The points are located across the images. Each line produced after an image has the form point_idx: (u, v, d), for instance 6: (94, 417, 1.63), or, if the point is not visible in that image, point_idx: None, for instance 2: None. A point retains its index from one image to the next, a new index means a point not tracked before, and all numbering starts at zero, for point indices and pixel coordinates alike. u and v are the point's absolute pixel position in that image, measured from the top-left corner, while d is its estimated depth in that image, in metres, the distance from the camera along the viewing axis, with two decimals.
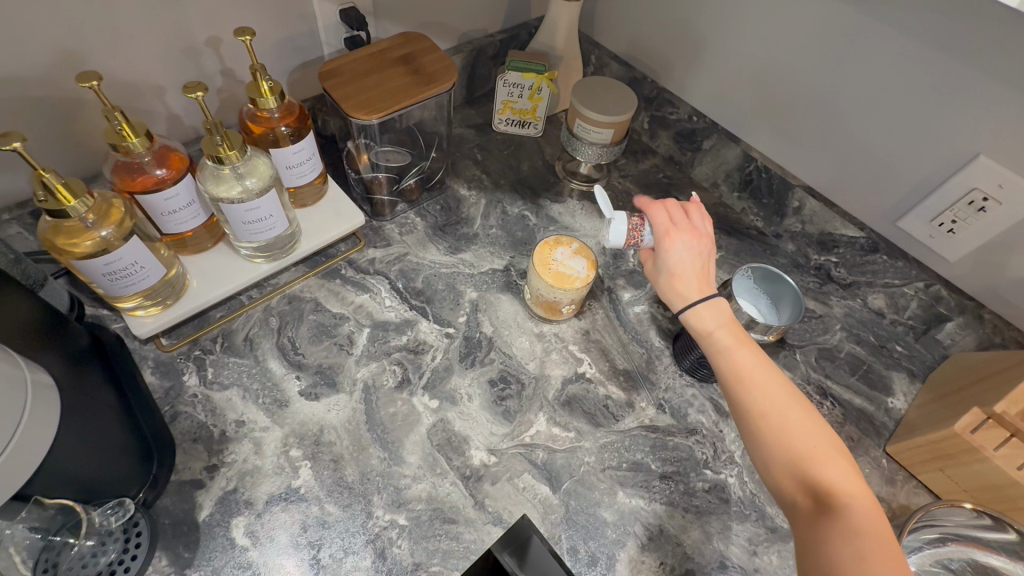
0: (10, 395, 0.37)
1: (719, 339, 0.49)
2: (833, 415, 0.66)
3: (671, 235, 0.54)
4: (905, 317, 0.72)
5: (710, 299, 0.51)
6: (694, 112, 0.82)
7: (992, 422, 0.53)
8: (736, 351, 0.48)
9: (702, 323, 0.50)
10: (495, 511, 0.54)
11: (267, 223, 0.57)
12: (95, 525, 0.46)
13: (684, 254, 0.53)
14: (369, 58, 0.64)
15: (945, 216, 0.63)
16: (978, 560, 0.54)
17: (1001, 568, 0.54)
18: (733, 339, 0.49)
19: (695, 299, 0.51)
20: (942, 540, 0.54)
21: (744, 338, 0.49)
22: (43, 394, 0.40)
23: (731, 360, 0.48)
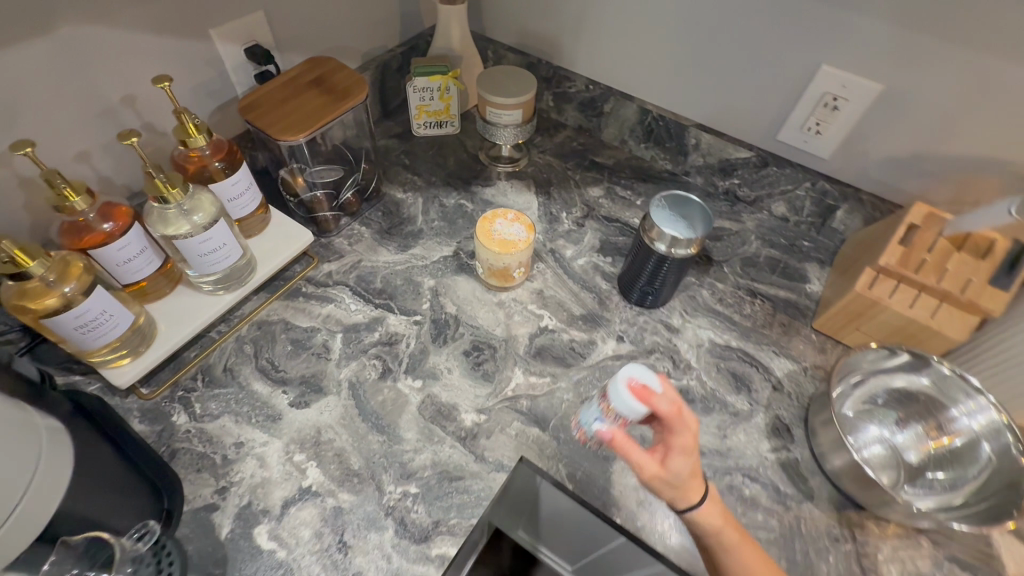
0: (24, 441, 0.39)
1: (723, 539, 0.49)
2: (765, 309, 0.75)
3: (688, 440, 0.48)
4: (804, 216, 0.83)
5: (712, 497, 0.49)
6: (589, 81, 0.91)
7: (882, 275, 0.63)
8: (739, 552, 0.49)
9: (712, 522, 0.49)
10: (495, 460, 0.60)
11: (222, 252, 0.59)
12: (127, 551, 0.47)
13: (690, 460, 0.48)
14: (281, 87, 0.68)
15: (810, 121, 0.74)
16: (891, 387, 0.62)
17: (909, 386, 0.61)
18: (740, 539, 0.49)
19: (694, 508, 0.48)
20: (862, 381, 0.63)
21: (743, 532, 0.50)
22: (56, 438, 0.42)
23: (735, 558, 0.48)
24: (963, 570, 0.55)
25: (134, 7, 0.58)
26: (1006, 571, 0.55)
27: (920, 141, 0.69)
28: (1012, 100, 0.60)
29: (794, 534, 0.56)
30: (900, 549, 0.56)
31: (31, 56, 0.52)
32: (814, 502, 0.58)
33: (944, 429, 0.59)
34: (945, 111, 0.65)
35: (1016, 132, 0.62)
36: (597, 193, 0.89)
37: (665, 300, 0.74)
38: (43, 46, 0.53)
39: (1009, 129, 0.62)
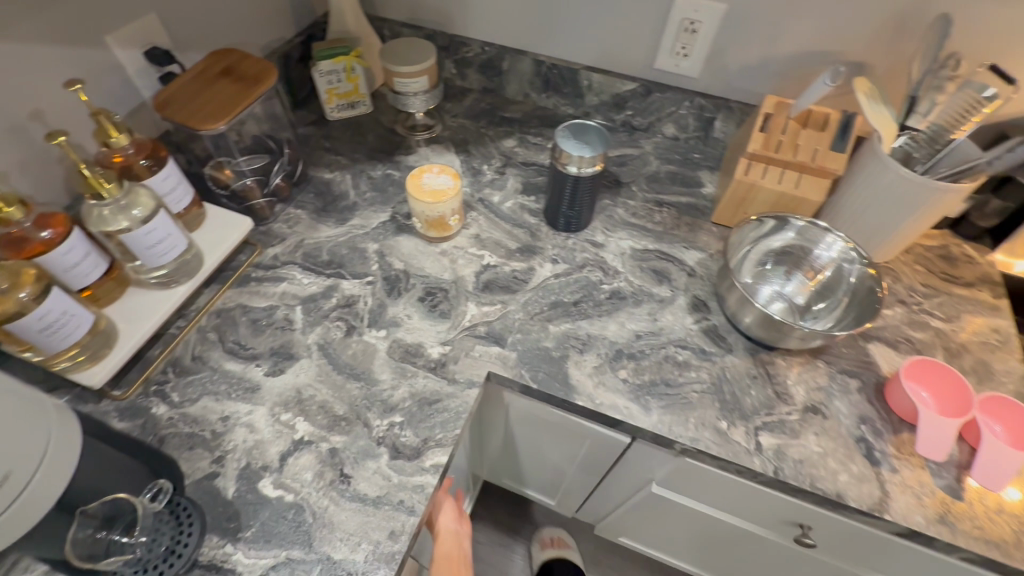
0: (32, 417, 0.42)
1: None
2: (672, 214, 0.87)
3: None
4: (690, 132, 0.95)
5: None
6: (484, 43, 0.98)
7: (753, 161, 0.75)
8: None
9: None
10: (466, 379, 0.67)
11: (168, 243, 0.62)
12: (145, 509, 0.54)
13: None
14: (191, 81, 0.70)
15: (677, 45, 0.86)
16: (772, 248, 0.75)
17: (785, 244, 0.75)
18: None
19: None
20: (750, 250, 0.75)
21: None
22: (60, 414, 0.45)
23: None
24: (852, 376, 0.69)
25: (26, 19, 0.58)
26: (882, 370, 0.69)
27: (764, 47, 0.82)
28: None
29: (722, 381, 0.68)
30: (804, 373, 0.69)
31: None
32: (734, 354, 0.70)
33: (814, 269, 0.73)
34: (776, 18, 0.78)
35: (832, 26, 0.76)
36: (512, 143, 0.97)
37: (587, 222, 0.84)
38: None
39: (827, 25, 0.76)
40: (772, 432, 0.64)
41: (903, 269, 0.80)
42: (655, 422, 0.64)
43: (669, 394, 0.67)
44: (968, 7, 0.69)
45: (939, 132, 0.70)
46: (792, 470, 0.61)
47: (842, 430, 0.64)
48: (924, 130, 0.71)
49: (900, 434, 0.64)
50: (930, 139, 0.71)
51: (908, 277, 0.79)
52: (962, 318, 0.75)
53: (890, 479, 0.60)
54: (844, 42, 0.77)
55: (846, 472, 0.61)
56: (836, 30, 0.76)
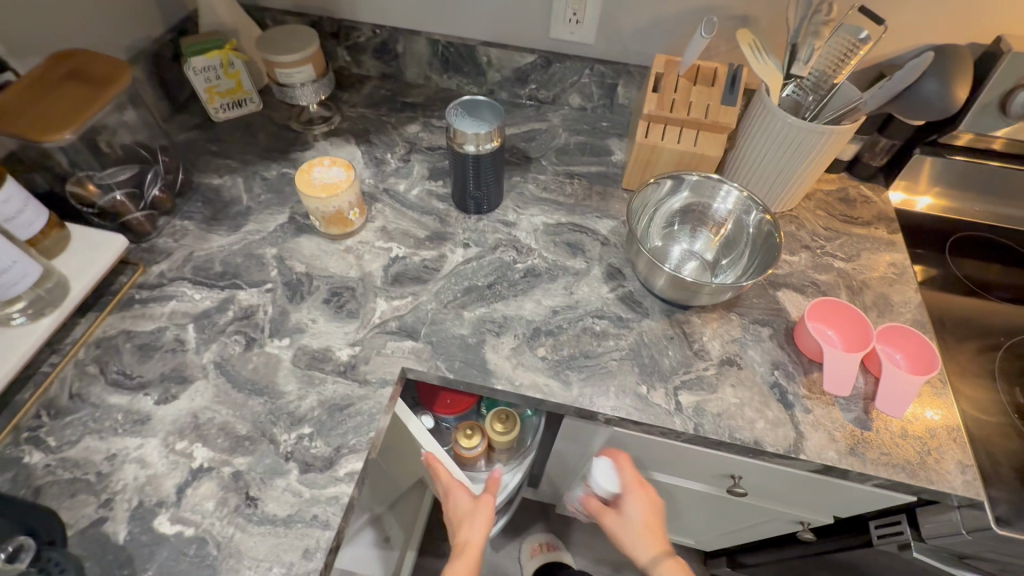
0: None
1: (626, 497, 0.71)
2: (582, 185, 0.86)
3: (636, 491, 0.70)
4: (595, 101, 0.94)
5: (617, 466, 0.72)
6: (374, 26, 0.93)
7: (651, 123, 0.75)
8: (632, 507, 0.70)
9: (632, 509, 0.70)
10: (379, 378, 0.63)
11: (16, 271, 0.55)
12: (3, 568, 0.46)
13: (636, 511, 0.70)
14: (24, 84, 0.62)
15: (569, 12, 0.84)
16: (674, 208, 0.76)
17: (686, 203, 0.75)
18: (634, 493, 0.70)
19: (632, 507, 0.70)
20: (654, 213, 0.75)
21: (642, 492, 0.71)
22: None
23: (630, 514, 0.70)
24: (764, 325, 0.70)
25: None
26: (792, 315, 0.71)
27: (653, 7, 0.81)
28: None
29: (641, 346, 0.67)
30: (719, 327, 0.69)
31: None
32: (651, 318, 0.70)
33: (716, 224, 0.75)
34: None
35: None
36: (415, 129, 0.93)
37: (497, 202, 0.81)
38: None
39: None
40: (691, 389, 0.64)
41: (806, 215, 0.82)
42: (577, 396, 0.63)
43: (589, 367, 0.66)
44: None
45: (822, 77, 0.72)
46: (714, 425, 0.62)
47: (757, 379, 0.65)
48: (808, 77, 0.73)
49: (811, 375, 0.65)
50: (815, 84, 0.73)
51: (811, 223, 0.81)
52: (862, 257, 0.78)
53: (804, 420, 0.62)
54: None
55: (764, 419, 0.62)
56: None
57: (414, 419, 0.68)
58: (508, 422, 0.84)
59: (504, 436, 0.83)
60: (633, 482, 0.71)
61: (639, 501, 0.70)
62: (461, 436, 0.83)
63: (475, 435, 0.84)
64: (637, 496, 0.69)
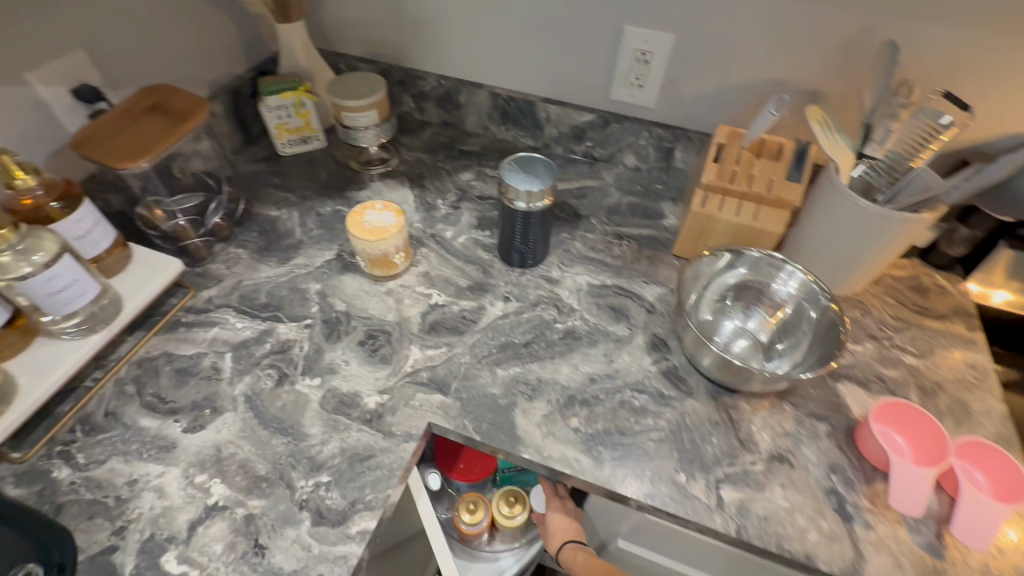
0: None
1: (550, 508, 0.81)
2: (631, 247, 0.83)
3: (551, 498, 0.82)
4: (652, 162, 0.93)
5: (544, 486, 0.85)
6: (440, 77, 0.96)
7: (708, 192, 0.72)
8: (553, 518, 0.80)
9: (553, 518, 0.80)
10: (404, 432, 0.61)
11: (75, 289, 0.58)
12: None
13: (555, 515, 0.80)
14: (115, 118, 0.67)
15: (631, 76, 0.84)
16: (726, 284, 0.72)
17: (739, 279, 0.72)
18: (554, 506, 0.81)
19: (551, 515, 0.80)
20: (706, 286, 0.71)
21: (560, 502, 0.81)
22: None
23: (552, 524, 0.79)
24: (821, 420, 0.64)
25: None
26: (853, 412, 0.64)
27: (718, 76, 0.80)
28: (776, 27, 0.72)
29: (681, 429, 0.63)
30: (770, 417, 0.64)
31: None
32: (695, 398, 0.65)
33: (775, 305, 0.70)
34: (727, 46, 0.77)
35: (787, 54, 0.75)
36: (468, 177, 0.94)
37: (542, 257, 0.80)
38: None
39: (781, 52, 0.75)
40: (734, 485, 0.59)
41: (873, 302, 0.76)
42: (607, 476, 0.59)
43: (623, 445, 0.61)
44: (917, 32, 0.67)
45: (897, 160, 0.66)
46: (758, 529, 0.56)
47: (810, 481, 0.59)
48: (881, 158, 0.68)
49: (873, 485, 0.59)
50: (888, 167, 0.67)
51: (878, 311, 0.75)
52: (937, 354, 0.71)
53: (864, 537, 0.55)
54: (799, 70, 0.76)
55: (816, 529, 0.56)
56: (791, 57, 0.75)
57: (425, 494, 0.66)
58: (514, 504, 0.84)
59: (509, 521, 0.83)
60: (550, 494, 0.82)
61: (554, 508, 0.80)
62: (465, 511, 0.84)
63: (479, 510, 0.84)
64: (550, 502, 0.81)
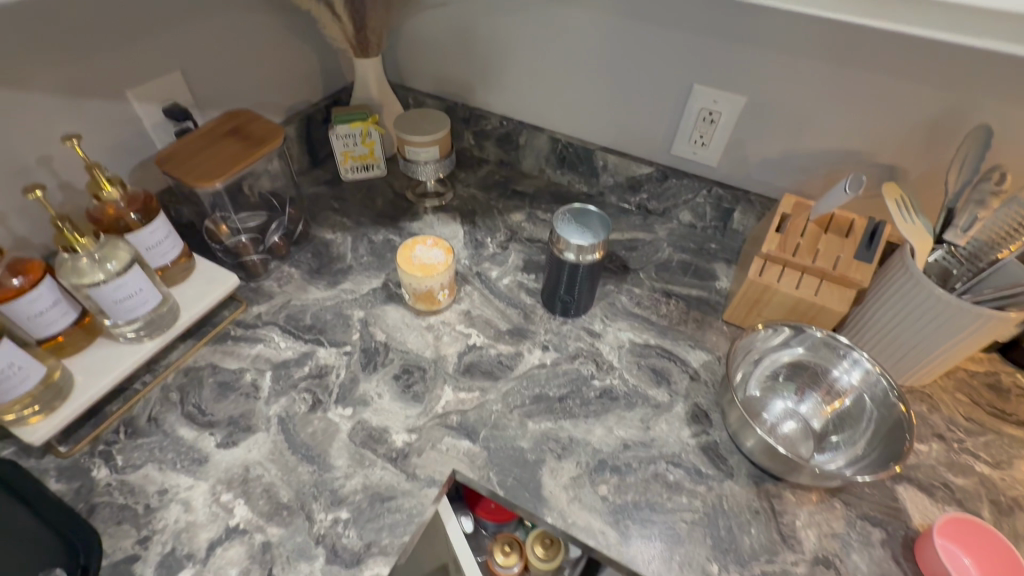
0: None
1: None
2: (679, 307, 0.80)
3: None
4: (708, 221, 0.90)
5: None
6: (502, 117, 0.98)
7: (768, 262, 0.69)
8: None
9: None
10: (427, 476, 0.60)
11: (139, 298, 0.61)
12: None
13: None
14: (198, 138, 0.72)
15: (695, 134, 0.83)
16: (778, 363, 0.68)
17: (793, 359, 0.68)
18: None
19: None
20: (757, 361, 0.68)
21: None
22: None
23: None
24: (875, 525, 0.58)
25: (48, 71, 0.60)
26: (913, 521, 0.59)
27: (787, 142, 0.78)
28: (854, 98, 0.70)
29: (717, 513, 0.59)
30: (816, 513, 0.59)
31: None
32: (735, 481, 0.61)
33: (833, 393, 0.66)
34: (800, 113, 0.74)
35: (863, 127, 0.71)
36: (519, 217, 0.94)
37: (586, 308, 0.78)
38: None
39: (857, 124, 0.72)
40: None
41: (943, 398, 0.70)
42: (633, 555, 0.56)
43: (653, 523, 0.58)
44: (1012, 117, 0.63)
45: (980, 250, 0.62)
46: None
47: None
48: (963, 246, 0.63)
49: None
50: (971, 256, 0.63)
51: (949, 409, 0.69)
52: (1016, 466, 0.64)
53: None
54: (876, 144, 0.72)
55: None
56: (868, 129, 0.72)
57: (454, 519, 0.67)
58: (551, 547, 0.83)
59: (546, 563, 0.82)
60: None
61: None
62: (499, 553, 0.83)
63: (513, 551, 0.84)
64: None
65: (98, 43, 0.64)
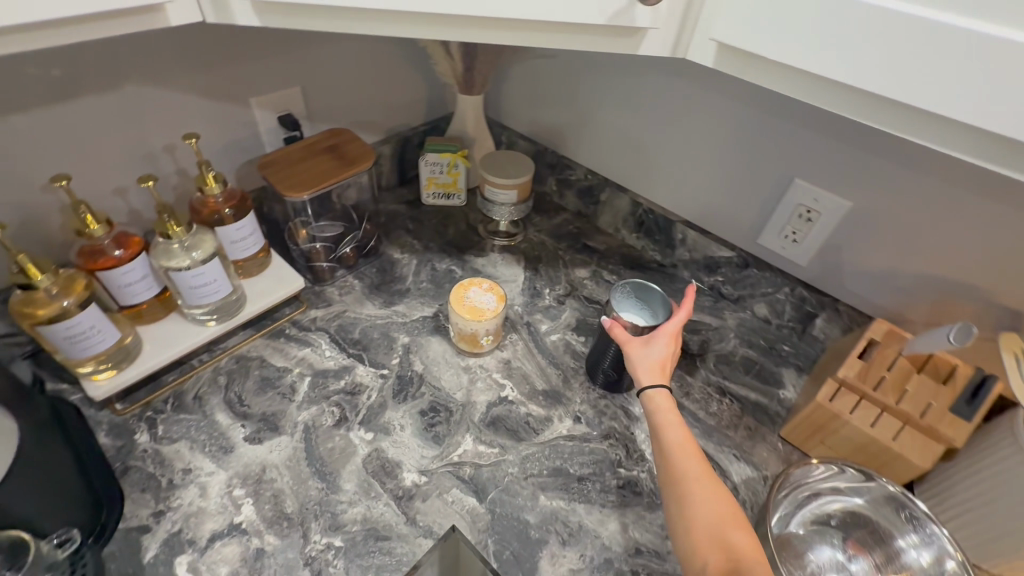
0: None
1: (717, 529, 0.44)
2: (733, 409, 0.74)
3: None
4: (786, 320, 0.83)
5: None
6: (589, 170, 0.97)
7: (843, 388, 0.62)
8: None
9: None
10: (425, 525, 0.59)
11: (212, 287, 0.66)
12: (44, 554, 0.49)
13: None
14: (300, 150, 0.78)
15: (787, 228, 0.77)
16: (829, 509, 0.60)
17: (844, 509, 0.60)
18: None
19: None
20: (809, 498, 0.60)
21: None
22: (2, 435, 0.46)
23: None
24: None
25: (186, 75, 0.68)
26: None
27: (891, 258, 0.70)
28: (982, 229, 0.61)
29: None
30: None
31: (96, 108, 0.62)
32: None
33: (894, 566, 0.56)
34: (912, 231, 0.66)
35: (987, 262, 0.63)
36: (583, 274, 0.92)
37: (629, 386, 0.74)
38: (108, 100, 0.63)
39: (980, 257, 0.63)
40: None
41: None
42: None
43: None
44: None
45: None
46: None
47: None
48: None
49: None
50: None
51: None
52: None
53: None
54: (1002, 284, 0.63)
55: None
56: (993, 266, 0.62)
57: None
58: None
59: None
60: None
61: None
62: None
63: None
64: None
65: (235, 55, 0.71)
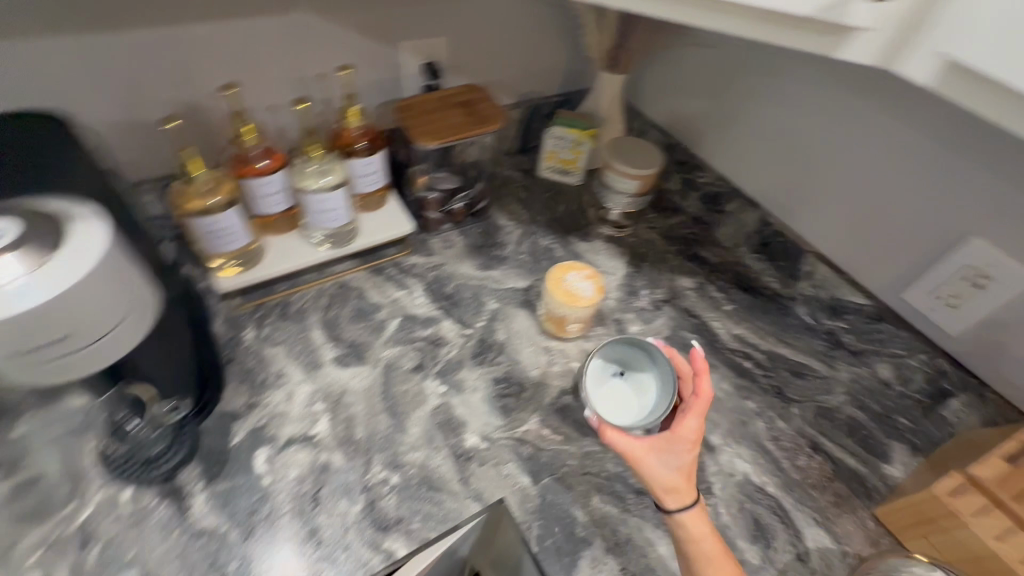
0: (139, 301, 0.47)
1: None
2: (823, 469, 0.67)
3: None
4: (912, 389, 0.73)
5: None
6: (721, 177, 0.90)
7: (972, 486, 0.53)
8: None
9: None
10: (477, 490, 0.60)
11: (333, 215, 0.70)
12: (159, 416, 0.56)
13: None
14: (437, 100, 0.79)
15: (943, 289, 0.67)
16: None
17: None
18: None
19: None
20: None
21: None
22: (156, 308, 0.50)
23: None
24: None
25: (352, 9, 0.71)
26: None
27: None
28: None
29: None
30: None
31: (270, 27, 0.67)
32: None
33: None
34: None
35: None
36: (688, 284, 0.86)
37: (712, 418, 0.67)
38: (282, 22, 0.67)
39: None
40: None
41: None
42: None
43: None
44: None
45: None
46: None
47: None
48: None
49: None
50: None
51: None
52: None
53: None
54: None
55: None
56: None
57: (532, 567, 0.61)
58: None
59: None
60: None
61: None
62: None
63: None
64: None
65: None
